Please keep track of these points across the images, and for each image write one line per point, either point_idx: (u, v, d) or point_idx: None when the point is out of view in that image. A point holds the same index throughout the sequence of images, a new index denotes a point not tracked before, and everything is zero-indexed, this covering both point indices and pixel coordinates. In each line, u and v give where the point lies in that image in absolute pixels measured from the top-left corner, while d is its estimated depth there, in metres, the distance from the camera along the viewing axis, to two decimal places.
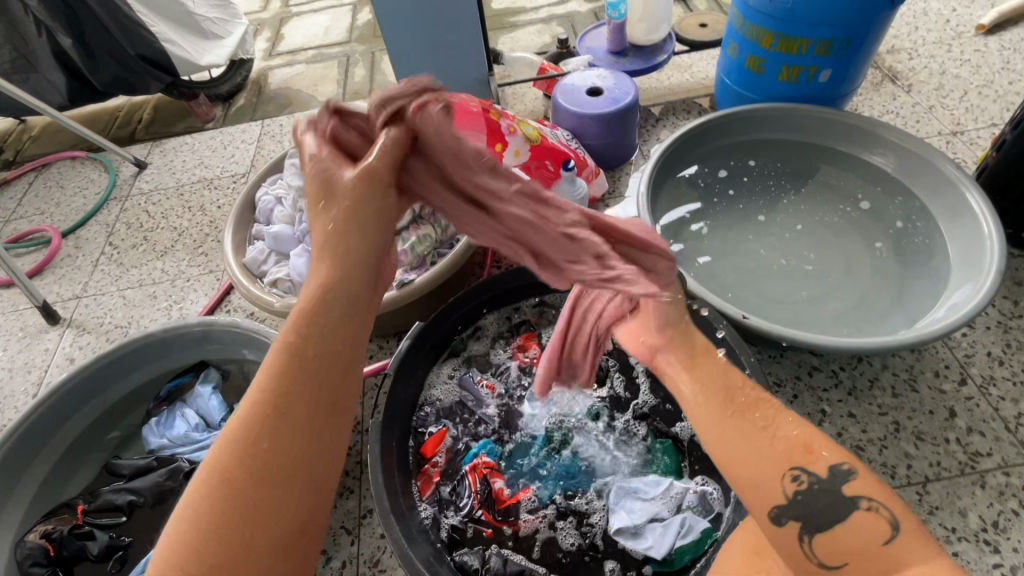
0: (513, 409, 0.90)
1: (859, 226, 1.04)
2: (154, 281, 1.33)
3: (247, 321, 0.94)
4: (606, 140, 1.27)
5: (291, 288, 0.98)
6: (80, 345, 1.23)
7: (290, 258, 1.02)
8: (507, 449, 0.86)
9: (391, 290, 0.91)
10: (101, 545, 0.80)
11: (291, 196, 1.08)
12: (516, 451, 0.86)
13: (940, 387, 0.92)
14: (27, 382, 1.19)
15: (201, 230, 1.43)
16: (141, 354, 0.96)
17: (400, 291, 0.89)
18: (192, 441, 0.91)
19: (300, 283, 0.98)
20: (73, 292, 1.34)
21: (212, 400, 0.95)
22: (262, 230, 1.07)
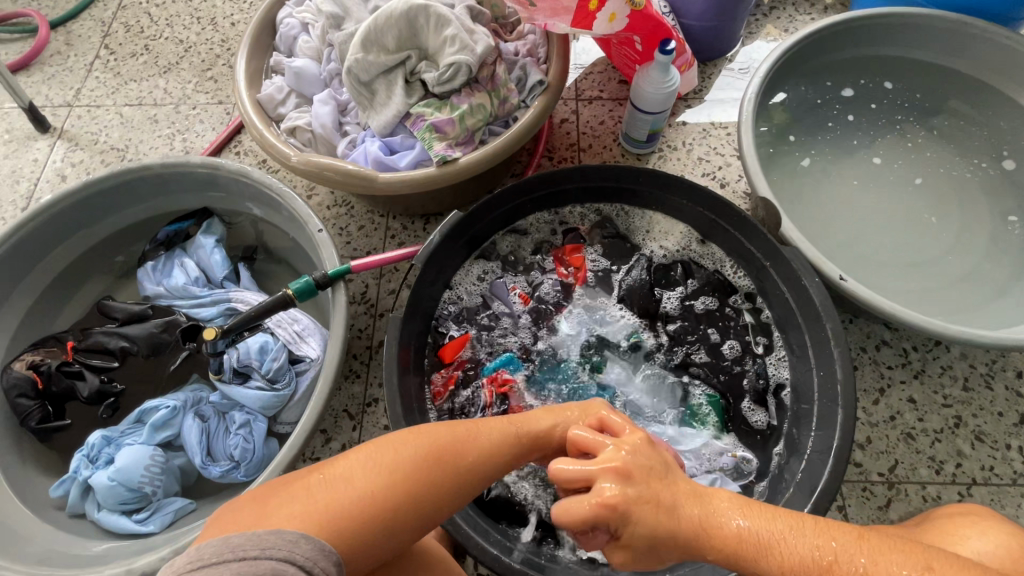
0: (542, 325, 0.81)
1: (991, 191, 0.86)
2: (154, 102, 1.16)
3: (259, 171, 0.79)
4: (709, 22, 1.02)
5: (310, 140, 0.82)
6: (72, 163, 1.10)
7: (313, 104, 0.85)
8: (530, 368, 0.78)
9: (430, 166, 0.77)
10: (90, 389, 0.75)
11: (319, 25, 0.88)
12: (540, 371, 0.78)
13: (1018, 390, 0.82)
14: (15, 193, 1.08)
15: (210, 49, 1.22)
16: (137, 188, 0.84)
17: (441, 169, 0.75)
18: (191, 296, 0.82)
19: (322, 136, 0.82)
20: (64, 99, 1.18)
21: (215, 255, 0.84)
22: (282, 64, 0.88)
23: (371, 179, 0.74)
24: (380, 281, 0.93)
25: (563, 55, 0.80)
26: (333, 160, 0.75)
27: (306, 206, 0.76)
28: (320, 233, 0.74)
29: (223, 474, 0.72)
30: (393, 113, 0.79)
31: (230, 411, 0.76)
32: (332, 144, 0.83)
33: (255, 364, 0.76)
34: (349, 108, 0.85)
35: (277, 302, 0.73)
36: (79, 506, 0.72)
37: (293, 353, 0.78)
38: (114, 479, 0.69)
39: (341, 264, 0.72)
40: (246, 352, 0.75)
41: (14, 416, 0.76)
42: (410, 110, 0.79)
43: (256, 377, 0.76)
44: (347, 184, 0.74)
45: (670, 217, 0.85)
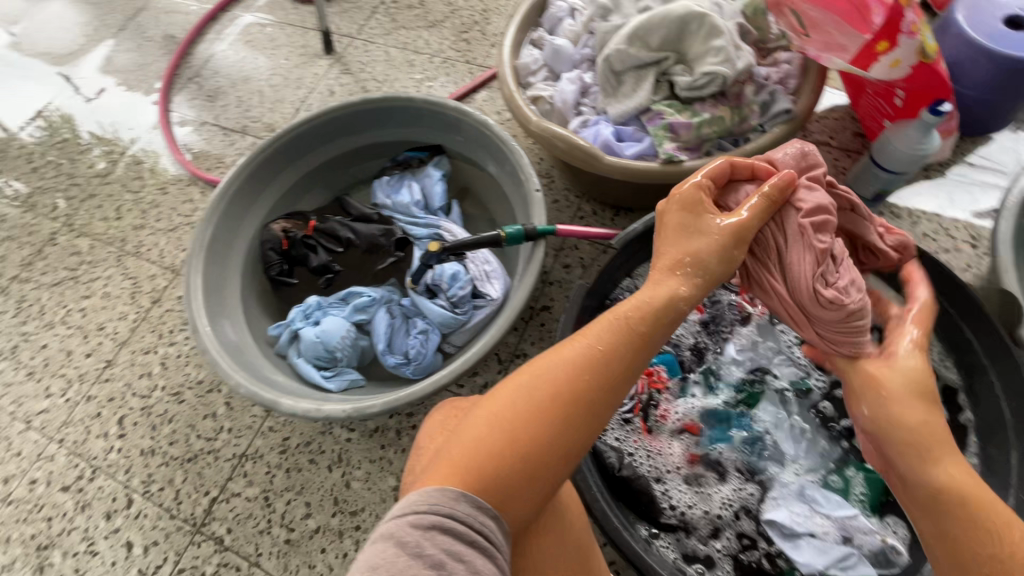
0: (711, 339, 0.81)
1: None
2: (415, 49, 1.34)
3: (498, 128, 0.89)
4: (986, 96, 0.93)
5: (548, 112, 0.90)
6: (342, 84, 1.32)
7: (559, 81, 0.92)
8: (685, 373, 0.79)
9: (653, 161, 0.81)
10: (319, 263, 0.92)
11: (587, 11, 0.94)
12: (694, 379, 0.79)
13: None
14: (296, 97, 1.32)
15: (472, 15, 1.37)
16: (395, 114, 0.98)
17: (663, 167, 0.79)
18: (410, 215, 0.96)
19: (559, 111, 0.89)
20: (350, 30, 1.40)
21: (438, 187, 0.97)
22: (543, 39, 0.96)
23: (595, 160, 0.81)
24: (558, 254, 1.00)
25: (817, 90, 0.79)
26: (568, 134, 0.82)
27: (531, 167, 0.84)
28: (535, 192, 0.82)
29: (395, 366, 0.85)
30: (633, 106, 0.84)
31: (413, 317, 0.88)
32: (565, 120, 0.89)
33: (444, 286, 0.86)
34: (590, 91, 0.90)
35: (486, 241, 0.77)
36: (284, 349, 0.88)
37: (478, 288, 0.87)
38: (318, 337, 0.84)
39: (549, 225, 0.80)
40: (441, 274, 0.86)
41: (261, 264, 0.95)
42: (652, 106, 0.83)
43: (442, 296, 0.86)
44: (574, 156, 0.81)
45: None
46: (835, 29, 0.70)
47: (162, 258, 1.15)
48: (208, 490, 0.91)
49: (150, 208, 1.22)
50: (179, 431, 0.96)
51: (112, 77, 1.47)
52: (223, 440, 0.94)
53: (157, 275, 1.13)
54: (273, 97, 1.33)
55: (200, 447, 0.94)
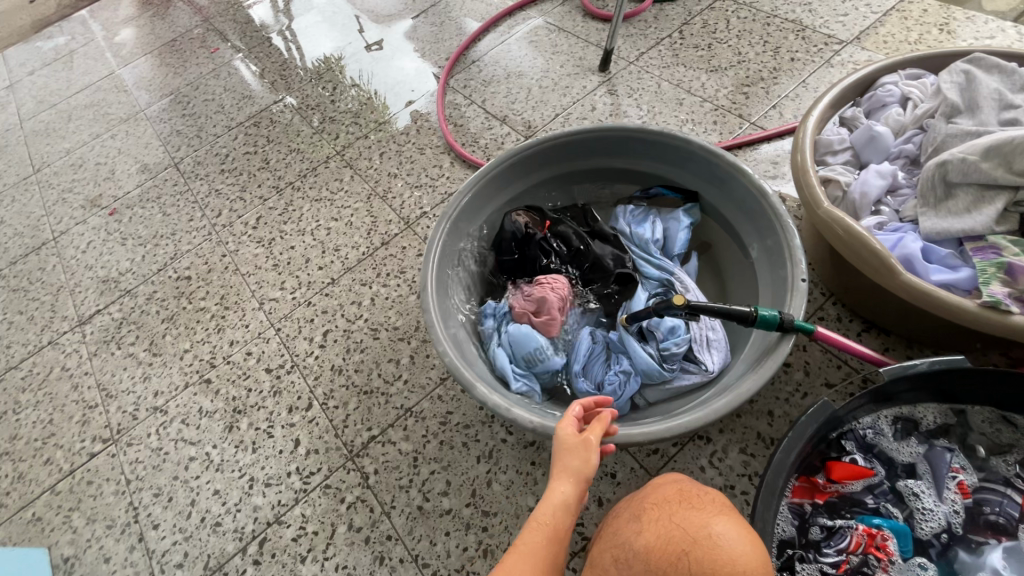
0: (964, 533, 0.66)
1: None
2: (688, 89, 1.30)
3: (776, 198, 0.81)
4: None
5: (836, 199, 0.81)
6: (605, 102, 1.34)
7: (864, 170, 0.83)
8: (916, 556, 0.65)
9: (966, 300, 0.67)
10: (548, 266, 0.95)
11: (925, 108, 0.83)
12: (926, 568, 0.64)
13: None
14: (560, 104, 1.37)
15: (759, 70, 1.30)
16: (689, 156, 0.92)
17: (981, 312, 0.64)
18: (645, 251, 0.95)
19: (851, 202, 0.80)
20: (630, 54, 1.41)
21: (682, 234, 0.94)
22: (856, 121, 0.87)
23: (888, 272, 0.69)
24: None
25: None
26: (861, 232, 0.72)
27: (799, 252, 0.76)
28: (800, 282, 0.73)
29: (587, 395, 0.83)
30: (960, 227, 0.70)
31: (617, 353, 0.86)
32: (854, 213, 0.80)
33: (659, 335, 0.82)
34: (895, 193, 0.80)
35: (733, 313, 0.72)
36: (485, 333, 0.91)
37: (692, 353, 0.81)
38: (524, 335, 0.85)
39: (808, 323, 0.70)
40: (659, 323, 0.82)
41: (492, 246, 0.99)
42: (985, 236, 0.69)
43: (653, 345, 0.82)
44: (862, 259, 0.72)
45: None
46: None
47: (401, 208, 1.28)
48: (370, 426, 0.98)
49: (406, 163, 1.37)
50: (366, 362, 1.06)
51: (412, 43, 1.67)
52: (398, 388, 1.01)
53: (392, 222, 1.26)
54: (539, 98, 1.40)
55: (378, 384, 1.03)
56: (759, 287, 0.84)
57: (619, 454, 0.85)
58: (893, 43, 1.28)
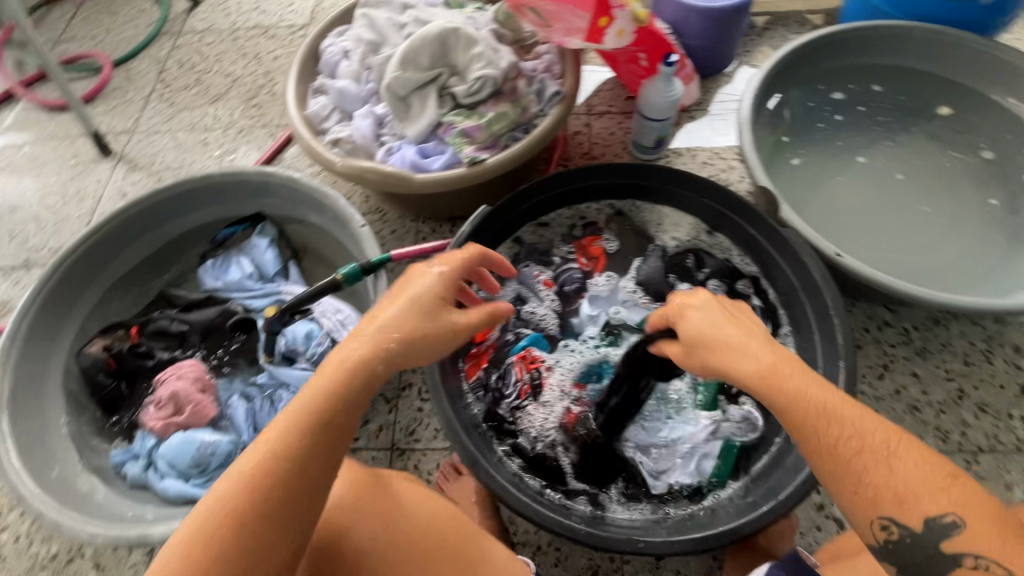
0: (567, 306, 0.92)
1: (1000, 169, 0.92)
2: (206, 130, 1.28)
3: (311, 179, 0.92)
4: (709, 41, 1.12)
5: (352, 151, 0.95)
6: (132, 182, 1.22)
7: (353, 118, 0.98)
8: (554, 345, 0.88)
9: (461, 167, 0.87)
10: (162, 363, 0.86)
11: (358, 52, 1.01)
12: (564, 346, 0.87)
13: (1016, 363, 0.88)
14: (80, 210, 1.19)
15: (232, 100, 1.32)
16: (252, 186, 0.94)
17: (471, 170, 0.86)
18: (245, 289, 0.92)
19: (362, 147, 0.95)
20: (124, 126, 1.30)
21: (267, 254, 0.94)
22: (325, 84, 1.01)
23: (407, 180, 0.87)
24: None
25: (576, 70, 0.92)
26: (377, 166, 0.89)
27: (350, 206, 0.88)
28: (362, 228, 0.85)
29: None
30: (427, 123, 0.91)
31: (275, 391, 0.85)
32: (371, 153, 0.96)
33: (302, 348, 0.86)
34: (386, 121, 0.97)
35: (326, 287, 0.81)
36: (140, 477, 0.78)
37: (336, 339, 0.87)
38: (178, 446, 0.77)
39: (383, 254, 0.82)
40: (294, 338, 0.86)
41: (91, 393, 0.86)
42: (443, 119, 0.91)
43: (302, 360, 0.85)
44: (388, 185, 0.88)
45: (680, 211, 0.92)
46: (571, 17, 0.86)
47: None
48: None
49: None
50: None
51: None
52: None
53: None
54: (51, 217, 1.19)
55: None
56: (347, 248, 0.94)
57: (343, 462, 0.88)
58: (280, 33, 1.43)
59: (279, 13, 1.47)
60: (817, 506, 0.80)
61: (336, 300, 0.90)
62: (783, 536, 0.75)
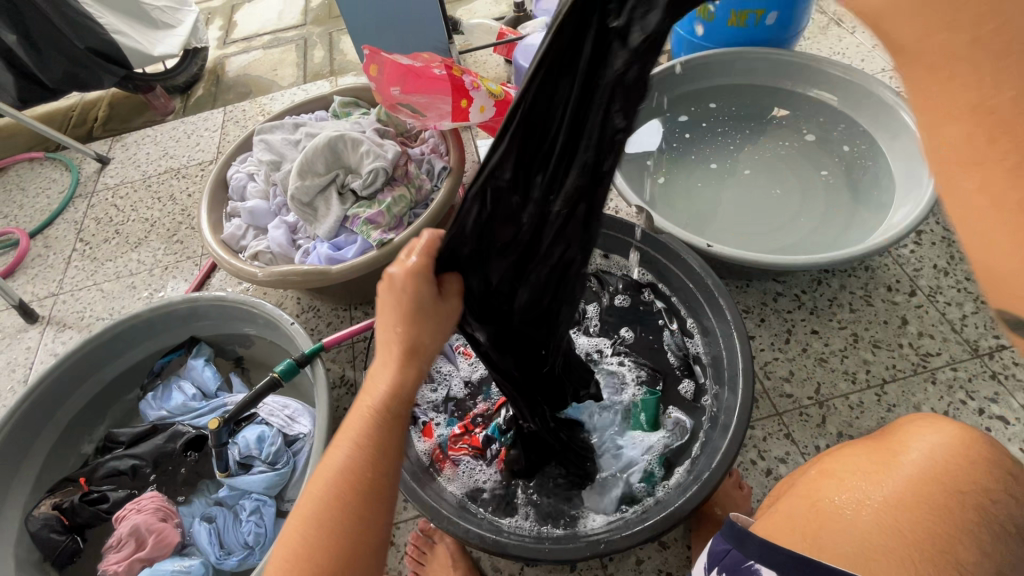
0: None
1: (825, 146, 1.11)
2: (131, 274, 1.32)
3: (236, 293, 0.97)
4: None
5: (272, 260, 1.02)
6: (63, 341, 1.23)
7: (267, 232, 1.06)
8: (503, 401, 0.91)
9: (373, 250, 0.96)
10: (118, 502, 0.85)
11: (262, 171, 1.11)
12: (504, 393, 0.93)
13: (892, 300, 1.00)
14: (11, 381, 1.19)
15: (153, 241, 1.38)
16: (176, 315, 0.99)
17: (381, 251, 0.94)
18: (190, 410, 0.94)
19: (281, 254, 1.02)
20: (48, 291, 1.33)
21: (205, 371, 0.97)
22: (236, 208, 1.10)
23: (326, 273, 0.94)
24: (354, 363, 1.07)
25: (458, 145, 1.04)
26: (295, 267, 0.95)
27: (277, 309, 0.94)
28: (292, 326, 0.91)
29: (241, 561, 0.80)
30: (334, 220, 0.99)
31: (239, 501, 0.85)
32: (290, 257, 1.03)
33: (256, 452, 0.86)
34: (298, 227, 1.06)
35: (265, 388, 0.83)
36: None
37: (289, 434, 0.90)
38: None
39: (314, 344, 0.88)
40: (246, 443, 0.86)
41: (45, 554, 0.83)
42: (348, 213, 1.00)
43: (259, 463, 0.86)
44: (307, 282, 0.94)
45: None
46: (441, 103, 1.02)
47: None
48: None
49: None
50: None
51: None
52: None
53: None
54: None
55: None
56: (283, 349, 0.98)
57: None
58: (192, 171, 1.53)
59: (188, 155, 1.58)
60: (764, 472, 0.86)
61: (281, 398, 0.94)
62: (738, 507, 0.80)
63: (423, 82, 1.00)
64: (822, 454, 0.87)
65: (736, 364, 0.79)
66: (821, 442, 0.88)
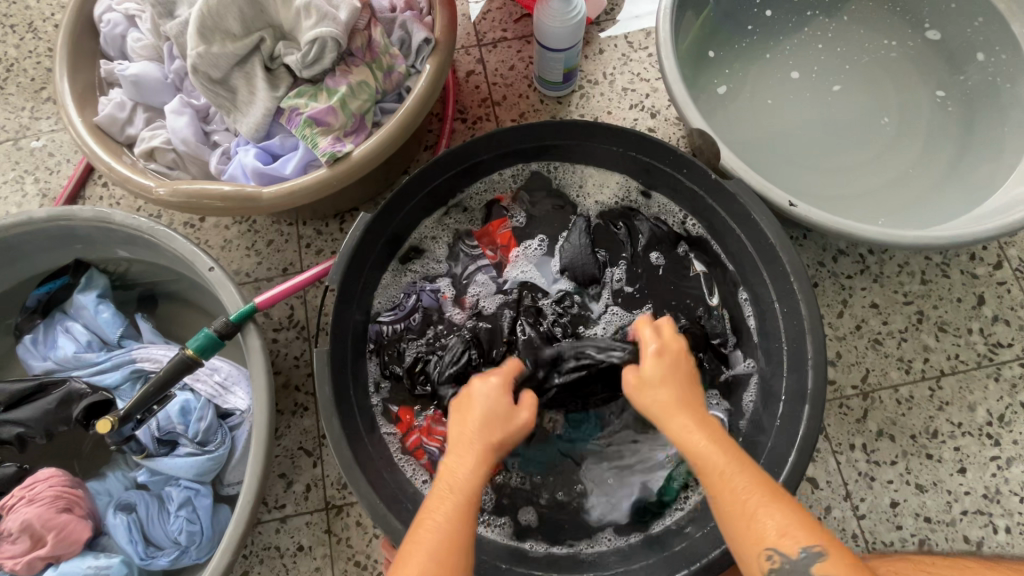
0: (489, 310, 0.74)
1: (949, 52, 0.81)
2: None
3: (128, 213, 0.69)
4: None
5: (176, 161, 0.72)
6: None
7: (165, 116, 0.73)
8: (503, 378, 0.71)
9: (322, 166, 0.66)
10: (5, 479, 0.68)
11: (148, 15, 0.73)
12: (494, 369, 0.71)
13: (973, 273, 0.82)
14: None
15: (13, 96, 0.99)
16: (48, 235, 0.71)
17: (332, 171, 0.65)
18: (86, 363, 0.72)
19: (188, 155, 0.72)
20: None
21: (101, 313, 0.73)
22: (114, 73, 0.75)
23: (254, 196, 0.66)
24: (305, 299, 0.85)
25: (446, 2, 0.70)
26: (208, 184, 0.67)
27: (189, 242, 0.67)
28: (212, 271, 0.66)
29: (173, 561, 0.65)
30: (261, 112, 0.68)
31: (165, 487, 0.68)
32: (203, 160, 0.73)
33: (180, 429, 0.68)
34: (210, 113, 0.73)
35: (180, 367, 0.61)
36: None
37: (222, 406, 0.71)
38: None
39: (245, 304, 0.64)
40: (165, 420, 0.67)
41: None
42: (282, 105, 0.68)
43: (185, 442, 0.68)
44: (229, 208, 0.66)
45: (604, 168, 0.78)
46: None
47: None
48: None
49: None
50: None
51: None
52: None
53: None
54: None
55: None
56: (207, 288, 0.74)
57: (284, 528, 0.77)
58: None
59: None
60: None
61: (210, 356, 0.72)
62: None
63: None
64: (856, 454, 0.76)
65: (802, 374, 0.63)
66: (857, 440, 0.77)
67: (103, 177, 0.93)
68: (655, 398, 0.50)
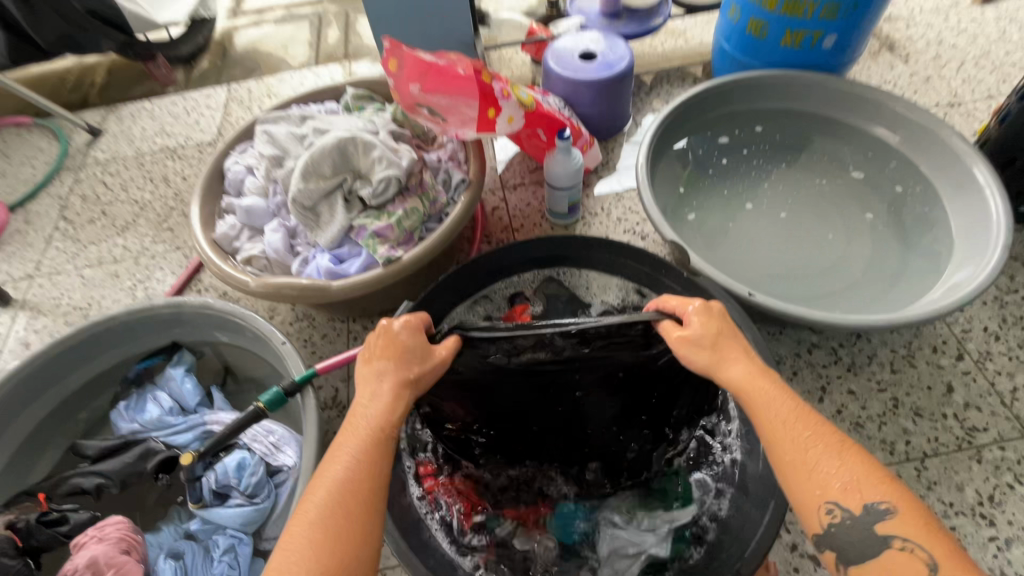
0: None
1: (875, 186, 1.01)
2: (116, 261, 1.23)
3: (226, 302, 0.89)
4: (600, 108, 1.19)
5: (267, 266, 0.94)
6: (35, 330, 1.14)
7: (264, 234, 0.97)
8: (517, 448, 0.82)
9: (379, 267, 0.87)
10: (79, 525, 0.77)
11: (264, 167, 1.01)
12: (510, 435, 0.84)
13: (937, 364, 0.92)
14: None
15: (142, 227, 1.28)
16: (159, 319, 0.90)
17: (386, 270, 0.85)
18: (165, 425, 0.85)
19: (276, 261, 0.94)
20: (25, 272, 1.24)
21: (185, 383, 0.89)
22: (232, 205, 1.01)
23: (324, 288, 0.85)
24: (348, 383, 0.99)
25: (478, 155, 0.96)
26: (291, 279, 0.87)
27: (269, 323, 0.85)
28: (283, 345, 0.83)
29: None
30: (338, 228, 0.91)
31: (212, 537, 0.76)
32: (286, 265, 0.94)
33: (234, 482, 0.78)
34: (297, 232, 0.97)
35: (249, 418, 0.75)
36: None
37: (272, 464, 0.81)
38: None
39: (307, 369, 0.79)
40: (224, 472, 0.78)
41: None
42: (354, 224, 0.91)
43: (236, 495, 0.78)
44: (305, 296, 0.85)
45: (604, 274, 0.96)
46: (466, 108, 0.92)
47: None
48: None
49: None
50: None
51: None
52: None
53: None
54: None
55: None
56: (273, 365, 0.90)
57: None
58: (189, 153, 1.43)
59: (186, 135, 1.47)
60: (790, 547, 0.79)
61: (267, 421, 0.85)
62: None
63: (447, 81, 0.90)
64: None
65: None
66: None
67: (198, 285, 1.16)
68: (693, 358, 0.58)
